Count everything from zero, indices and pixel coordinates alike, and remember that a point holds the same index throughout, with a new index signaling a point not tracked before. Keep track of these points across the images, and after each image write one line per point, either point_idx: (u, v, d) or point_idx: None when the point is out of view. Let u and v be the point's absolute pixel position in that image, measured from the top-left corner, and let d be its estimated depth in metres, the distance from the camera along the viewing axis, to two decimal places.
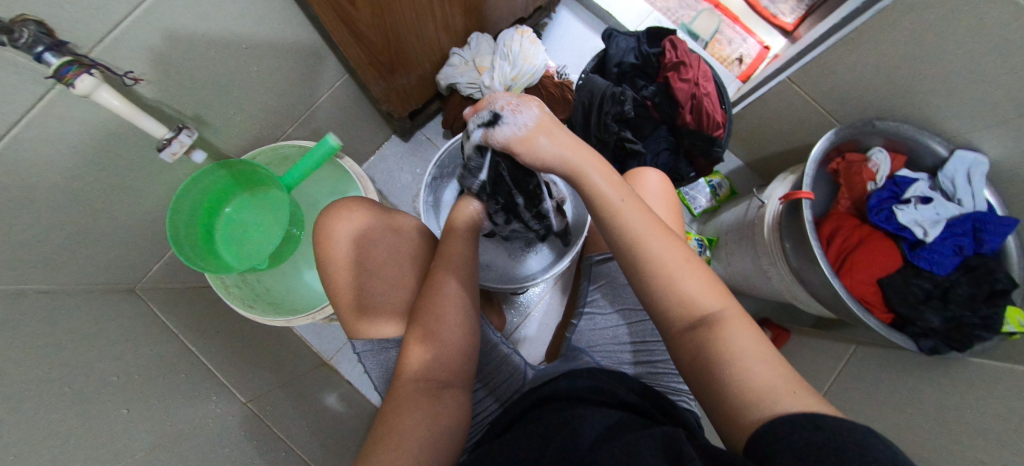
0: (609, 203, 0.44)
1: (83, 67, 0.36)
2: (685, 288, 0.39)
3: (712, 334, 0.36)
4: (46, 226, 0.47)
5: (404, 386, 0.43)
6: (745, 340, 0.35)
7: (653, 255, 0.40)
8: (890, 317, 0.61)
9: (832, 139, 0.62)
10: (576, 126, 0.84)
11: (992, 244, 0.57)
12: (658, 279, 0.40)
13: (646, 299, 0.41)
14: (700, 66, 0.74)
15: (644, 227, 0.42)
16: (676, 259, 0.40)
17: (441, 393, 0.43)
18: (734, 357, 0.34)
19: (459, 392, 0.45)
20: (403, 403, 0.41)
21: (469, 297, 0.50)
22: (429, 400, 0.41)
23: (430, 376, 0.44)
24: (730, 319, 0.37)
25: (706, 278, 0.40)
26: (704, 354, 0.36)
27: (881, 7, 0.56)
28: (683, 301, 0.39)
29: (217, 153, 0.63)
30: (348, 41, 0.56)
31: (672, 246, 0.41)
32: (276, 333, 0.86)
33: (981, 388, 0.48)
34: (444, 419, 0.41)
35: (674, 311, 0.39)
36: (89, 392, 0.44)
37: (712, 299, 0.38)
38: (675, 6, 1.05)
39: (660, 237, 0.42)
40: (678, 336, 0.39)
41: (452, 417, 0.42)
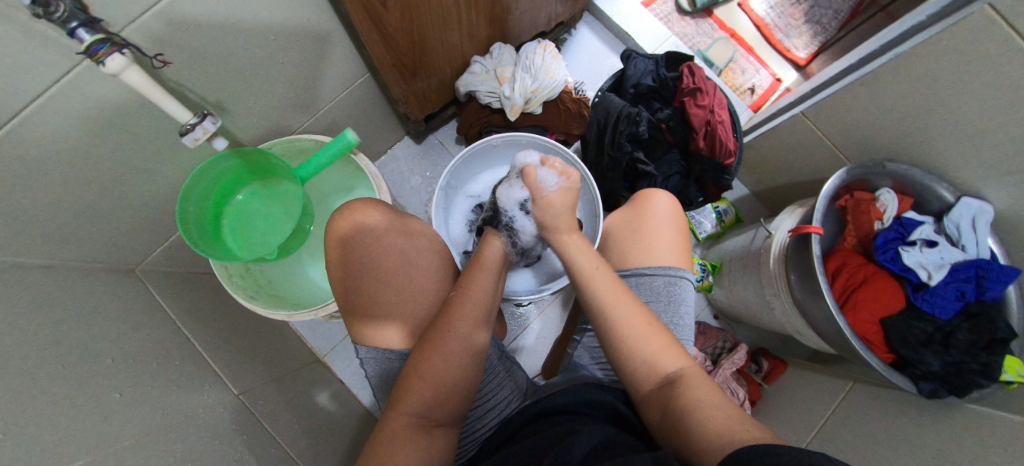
0: (583, 271, 0.51)
1: (115, 46, 0.35)
2: (645, 350, 0.43)
3: (676, 390, 0.40)
4: (53, 200, 0.46)
5: (398, 420, 0.42)
6: (702, 392, 0.38)
7: (617, 320, 0.45)
8: (892, 357, 0.62)
9: (843, 176, 0.63)
10: (589, 143, 0.85)
11: (994, 292, 0.58)
12: (623, 343, 0.44)
13: (615, 364, 0.45)
14: (717, 94, 0.75)
15: (611, 293, 0.48)
16: (637, 323, 0.45)
17: (431, 430, 0.42)
18: (695, 406, 0.37)
19: (449, 426, 0.44)
20: (395, 428, 0.41)
21: (474, 325, 0.49)
22: (420, 432, 0.41)
23: (424, 413, 0.43)
24: (693, 378, 0.41)
25: (669, 342, 0.44)
26: (671, 407, 0.38)
27: (898, 53, 0.57)
28: (647, 361, 0.43)
29: (233, 140, 0.63)
30: (375, 43, 0.56)
31: (636, 310, 0.46)
32: (271, 326, 0.85)
33: (978, 437, 0.48)
34: (432, 454, 0.40)
35: (642, 373, 0.43)
36: (79, 374, 0.42)
37: (674, 360, 0.43)
38: (692, 32, 1.07)
39: (627, 302, 0.47)
40: (648, 396, 0.42)
41: (439, 450, 0.41)
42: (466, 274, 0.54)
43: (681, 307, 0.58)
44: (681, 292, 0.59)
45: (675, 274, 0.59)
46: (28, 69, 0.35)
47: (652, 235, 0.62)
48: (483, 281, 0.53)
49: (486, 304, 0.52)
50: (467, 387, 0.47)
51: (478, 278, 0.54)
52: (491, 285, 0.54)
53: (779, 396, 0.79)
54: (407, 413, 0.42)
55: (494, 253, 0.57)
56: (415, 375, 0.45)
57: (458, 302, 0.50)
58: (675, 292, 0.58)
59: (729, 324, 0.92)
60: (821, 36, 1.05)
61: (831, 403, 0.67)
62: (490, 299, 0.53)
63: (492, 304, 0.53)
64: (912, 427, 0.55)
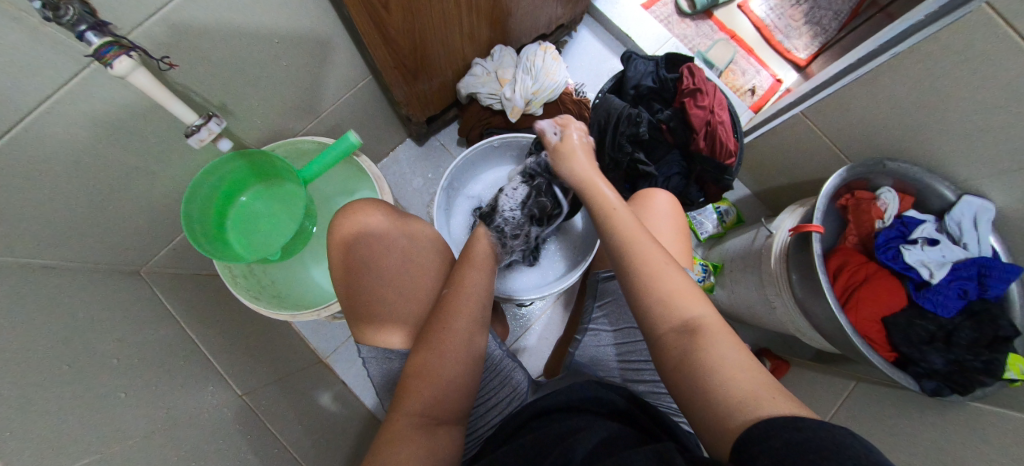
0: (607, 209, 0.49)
1: (123, 48, 0.36)
2: (665, 290, 0.41)
3: (697, 337, 0.37)
4: (61, 201, 0.47)
5: (399, 421, 0.42)
6: (723, 344, 0.36)
7: (639, 256, 0.44)
8: (894, 356, 0.62)
9: (843, 175, 0.63)
10: (590, 144, 0.85)
11: (996, 290, 0.58)
12: (643, 278, 0.42)
13: (633, 305, 0.43)
14: (717, 94, 0.76)
15: (637, 233, 0.46)
16: (659, 261, 0.43)
17: (435, 429, 0.42)
18: (717, 362, 0.35)
19: (452, 424, 0.44)
20: (398, 429, 0.41)
21: (472, 324, 0.50)
22: (423, 431, 0.41)
23: (426, 412, 0.43)
24: (713, 325, 0.38)
25: (691, 288, 0.42)
26: (688, 358, 0.37)
27: (897, 52, 0.58)
28: (667, 302, 0.41)
29: (237, 142, 0.64)
30: (377, 46, 0.57)
31: (659, 253, 0.44)
32: (274, 327, 0.85)
33: (983, 435, 0.48)
34: (437, 450, 0.40)
35: (660, 313, 0.41)
36: (84, 373, 0.43)
37: (695, 305, 0.40)
38: (692, 34, 1.07)
39: (651, 245, 0.45)
40: (663, 339, 0.40)
41: (444, 449, 0.41)
42: (459, 269, 0.55)
43: None
44: None
45: None
46: (37, 71, 0.36)
47: (651, 233, 0.62)
48: (476, 276, 0.54)
49: (481, 300, 0.52)
50: (468, 386, 0.47)
51: (472, 274, 0.54)
52: (485, 282, 0.54)
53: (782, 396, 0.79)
54: (407, 414, 0.42)
55: (482, 246, 0.58)
56: (416, 374, 0.45)
57: (455, 299, 0.51)
58: None
59: (731, 325, 0.92)
60: (821, 37, 1.05)
61: (835, 403, 0.66)
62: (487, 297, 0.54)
63: (489, 299, 0.54)
64: (916, 426, 0.54)
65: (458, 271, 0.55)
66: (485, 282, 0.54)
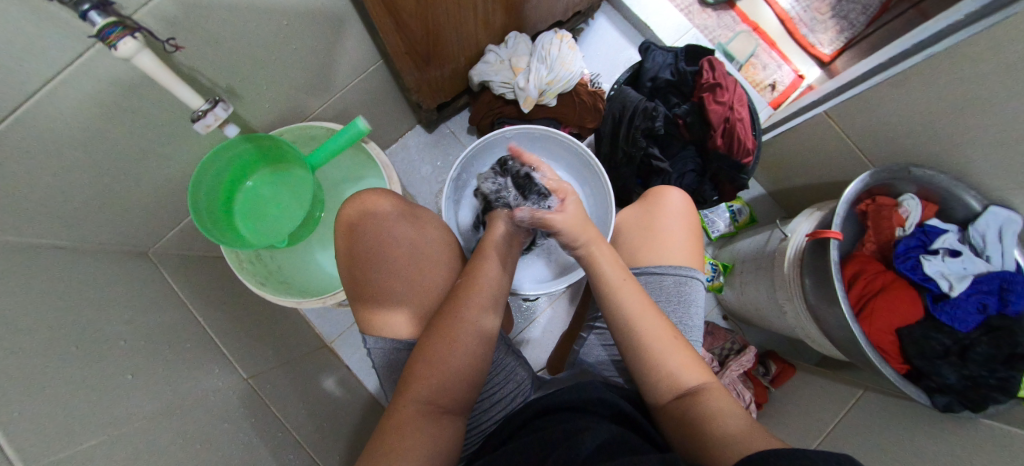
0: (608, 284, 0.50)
1: (127, 29, 0.35)
2: (667, 362, 0.44)
3: (702, 405, 0.41)
4: (68, 181, 0.46)
5: (406, 409, 0.42)
6: (722, 405, 0.40)
7: (641, 332, 0.46)
8: (906, 368, 0.62)
9: (866, 181, 0.61)
10: (603, 137, 0.83)
11: (1018, 306, 0.58)
12: (645, 352, 0.45)
13: (637, 374, 0.45)
14: (737, 90, 0.73)
15: (642, 306, 0.47)
16: (662, 336, 0.45)
17: (440, 418, 0.42)
18: (715, 419, 0.38)
19: (456, 414, 0.44)
20: (404, 418, 0.41)
21: (486, 316, 0.49)
22: (430, 421, 0.41)
23: (433, 401, 0.43)
24: (712, 390, 0.42)
25: (691, 354, 0.45)
26: (690, 420, 0.40)
27: (933, 53, 0.54)
28: (669, 374, 0.43)
29: (244, 126, 0.63)
30: (388, 30, 0.55)
31: (665, 325, 0.46)
32: (281, 311, 0.86)
33: (991, 453, 0.48)
34: (441, 445, 0.40)
35: (662, 385, 0.43)
36: (93, 355, 0.43)
37: (697, 373, 0.44)
38: (713, 25, 1.03)
39: (656, 318, 0.47)
40: (667, 407, 0.43)
41: (447, 439, 0.41)
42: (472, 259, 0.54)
43: (690, 307, 0.57)
44: (691, 293, 0.58)
45: (686, 274, 0.58)
46: (41, 51, 0.35)
47: (663, 233, 0.61)
48: (489, 267, 0.52)
49: (495, 293, 0.51)
50: (476, 380, 0.46)
51: (488, 266, 0.52)
52: (500, 275, 0.53)
53: (786, 399, 0.79)
54: (414, 401, 0.42)
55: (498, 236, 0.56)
56: (422, 363, 0.45)
57: (466, 292, 0.50)
58: (686, 293, 0.58)
59: (737, 325, 0.91)
60: (847, 32, 1.01)
61: (839, 409, 0.66)
62: (500, 289, 0.52)
63: (503, 293, 0.53)
64: (922, 438, 0.54)
65: (473, 264, 0.53)
66: (500, 274, 0.53)
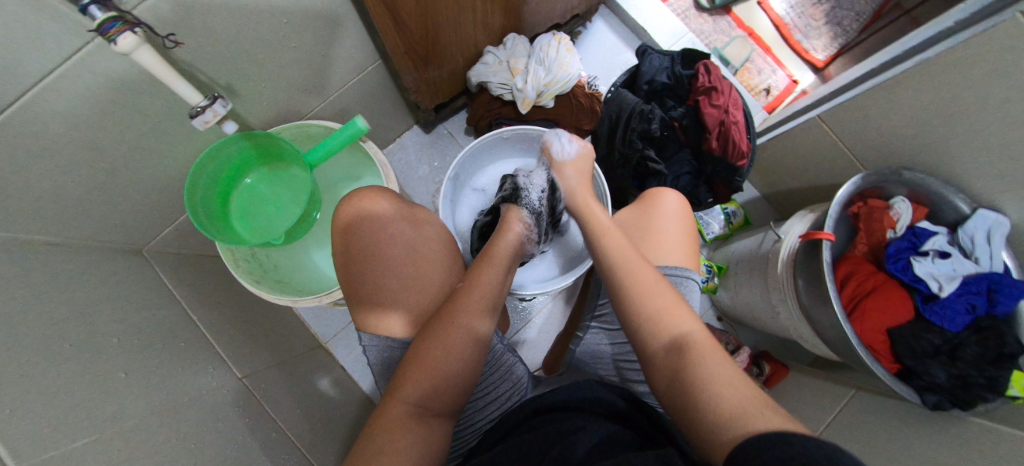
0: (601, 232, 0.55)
1: (127, 24, 0.35)
2: (651, 310, 0.44)
3: (683, 356, 0.39)
4: (63, 177, 0.46)
5: (394, 407, 0.41)
6: (711, 359, 0.38)
7: (630, 278, 0.48)
8: (897, 367, 0.62)
9: (858, 183, 0.62)
10: (600, 139, 0.84)
11: (1005, 307, 0.58)
12: (633, 300, 0.46)
13: (627, 324, 0.46)
14: (732, 94, 0.74)
15: (629, 258, 0.50)
16: (650, 283, 0.47)
17: (428, 420, 0.42)
18: (705, 374, 0.36)
19: (448, 416, 0.44)
20: (392, 418, 0.40)
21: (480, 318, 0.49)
22: (418, 422, 0.41)
23: (422, 402, 0.42)
24: (702, 343, 0.40)
25: (681, 307, 0.44)
26: (679, 374, 0.38)
27: (924, 58, 0.56)
28: (655, 324, 0.43)
29: (242, 124, 0.63)
30: (388, 29, 0.56)
31: (652, 276, 0.48)
32: (275, 310, 0.85)
33: (980, 451, 0.48)
34: (430, 444, 0.40)
35: (651, 334, 0.43)
36: (85, 352, 0.43)
37: (685, 325, 0.43)
38: (709, 30, 1.05)
39: (640, 267, 0.49)
40: (656, 359, 0.41)
41: (437, 440, 0.41)
42: (477, 263, 0.55)
43: None
44: (687, 293, 0.58)
45: (682, 274, 0.58)
46: (38, 45, 0.35)
47: (659, 234, 0.62)
48: (492, 276, 0.53)
49: (492, 299, 0.51)
50: (469, 382, 0.46)
51: (488, 271, 0.53)
52: (499, 282, 0.53)
53: (779, 399, 0.79)
54: (404, 402, 0.42)
55: (508, 243, 0.58)
56: (415, 363, 0.44)
57: (465, 296, 0.50)
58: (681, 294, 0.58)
59: (732, 327, 0.92)
60: (841, 38, 1.02)
61: (832, 410, 0.67)
62: (496, 295, 0.52)
63: (498, 300, 0.53)
64: (912, 438, 0.55)
65: (476, 267, 0.54)
66: (500, 282, 0.54)
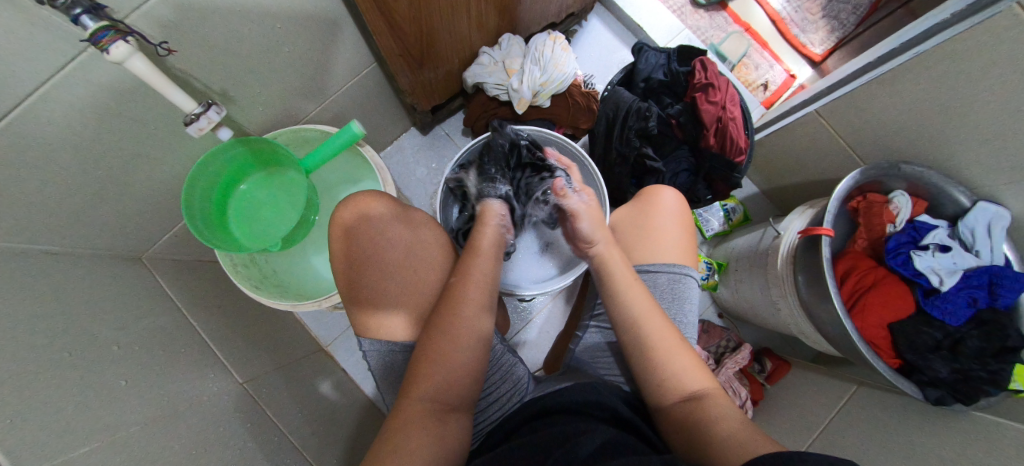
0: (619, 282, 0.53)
1: (120, 33, 0.35)
2: (672, 366, 0.46)
3: (698, 403, 0.42)
4: (61, 187, 0.46)
5: (410, 406, 0.41)
6: (727, 411, 0.41)
7: (650, 332, 0.48)
8: (899, 362, 0.62)
9: (857, 178, 0.61)
10: (597, 137, 0.83)
11: (1007, 300, 0.57)
12: (654, 354, 0.47)
13: (641, 377, 0.47)
14: (729, 90, 0.74)
15: (648, 308, 0.50)
16: (667, 338, 0.48)
17: (446, 415, 0.42)
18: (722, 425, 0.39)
19: (460, 410, 0.44)
20: (410, 416, 0.40)
21: (480, 316, 0.49)
22: (435, 416, 0.41)
23: (438, 398, 0.43)
24: (714, 397, 0.43)
25: (693, 361, 0.47)
26: (693, 422, 0.41)
27: (920, 51, 0.55)
28: (674, 376, 0.45)
29: (238, 129, 0.63)
30: (382, 32, 0.56)
31: (669, 331, 0.48)
32: (276, 315, 0.85)
33: (983, 446, 0.48)
34: (449, 441, 0.40)
35: (667, 386, 0.45)
36: (88, 360, 0.43)
37: (699, 379, 0.45)
38: (706, 26, 1.04)
39: (658, 321, 0.49)
40: (668, 408, 0.44)
41: (454, 436, 0.41)
42: (464, 259, 0.54)
43: (686, 305, 0.57)
44: (686, 290, 0.58)
45: (681, 271, 0.59)
46: (33, 55, 0.35)
47: (658, 232, 0.62)
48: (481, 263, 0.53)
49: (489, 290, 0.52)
50: (474, 380, 0.46)
51: (479, 262, 0.53)
52: (490, 271, 0.53)
53: (781, 396, 0.79)
54: (420, 400, 0.42)
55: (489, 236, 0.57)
56: (423, 364, 0.44)
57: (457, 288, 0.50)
58: (680, 291, 0.58)
59: (733, 324, 0.91)
60: (838, 32, 1.01)
61: (834, 406, 0.67)
62: (492, 283, 0.53)
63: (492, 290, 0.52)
64: (917, 433, 0.55)
65: (463, 260, 0.54)
66: (490, 271, 0.54)
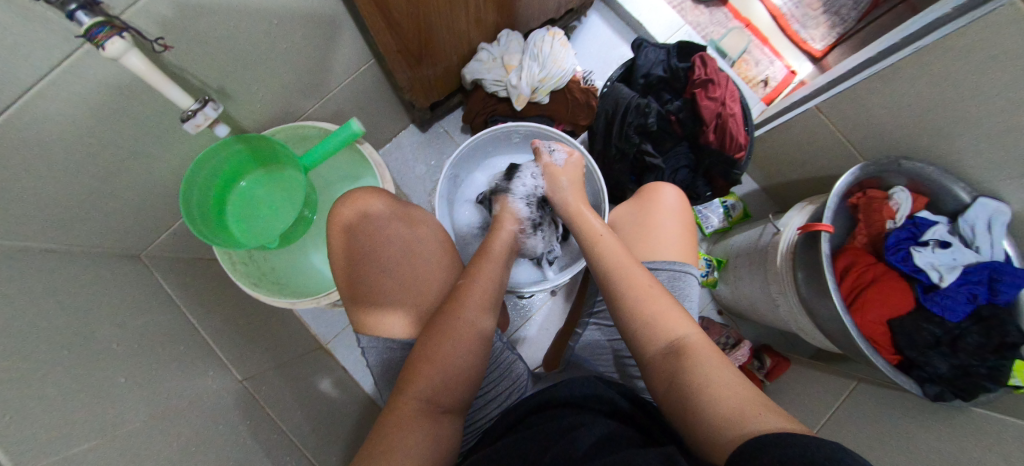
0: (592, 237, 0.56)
1: (115, 29, 0.34)
2: (650, 313, 0.45)
3: (682, 356, 0.40)
4: (58, 185, 0.46)
5: (407, 405, 0.41)
6: (709, 360, 0.39)
7: (624, 279, 0.49)
8: (898, 358, 0.62)
9: (857, 174, 0.61)
10: (597, 133, 0.83)
11: (1007, 296, 0.57)
12: (629, 302, 0.46)
13: (623, 327, 0.46)
14: (729, 86, 0.73)
15: (622, 262, 0.51)
16: (641, 285, 0.47)
17: (439, 416, 0.42)
18: (701, 374, 0.37)
19: (456, 410, 0.44)
20: (404, 413, 0.40)
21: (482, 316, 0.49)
22: (429, 416, 0.41)
23: (432, 398, 0.42)
24: (700, 344, 0.41)
25: (675, 310, 0.45)
26: (674, 374, 0.39)
27: (921, 46, 0.55)
28: (653, 326, 0.44)
29: (236, 127, 0.63)
30: (380, 28, 0.55)
31: (643, 276, 0.49)
32: (276, 312, 0.86)
33: (982, 442, 0.48)
34: (441, 440, 0.40)
35: (646, 337, 0.44)
36: (86, 358, 0.43)
37: (683, 326, 0.43)
38: (706, 21, 1.04)
39: (634, 269, 0.50)
40: (651, 360, 0.42)
41: (447, 436, 0.41)
42: (473, 263, 0.55)
43: (686, 302, 0.57)
44: (686, 287, 0.58)
45: (681, 269, 0.58)
46: (29, 52, 0.35)
47: (657, 228, 0.61)
48: (490, 268, 0.54)
49: (494, 293, 0.52)
50: (470, 379, 0.46)
51: (488, 267, 0.54)
52: (499, 276, 0.55)
53: (780, 393, 0.79)
54: (414, 398, 0.42)
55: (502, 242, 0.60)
56: (420, 363, 0.44)
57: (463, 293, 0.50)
58: (679, 288, 0.58)
59: (733, 320, 0.91)
60: (839, 27, 1.01)
61: (833, 402, 0.67)
62: (498, 289, 0.53)
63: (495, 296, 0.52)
64: (916, 429, 0.54)
65: (473, 263, 0.55)
66: (500, 274, 0.55)
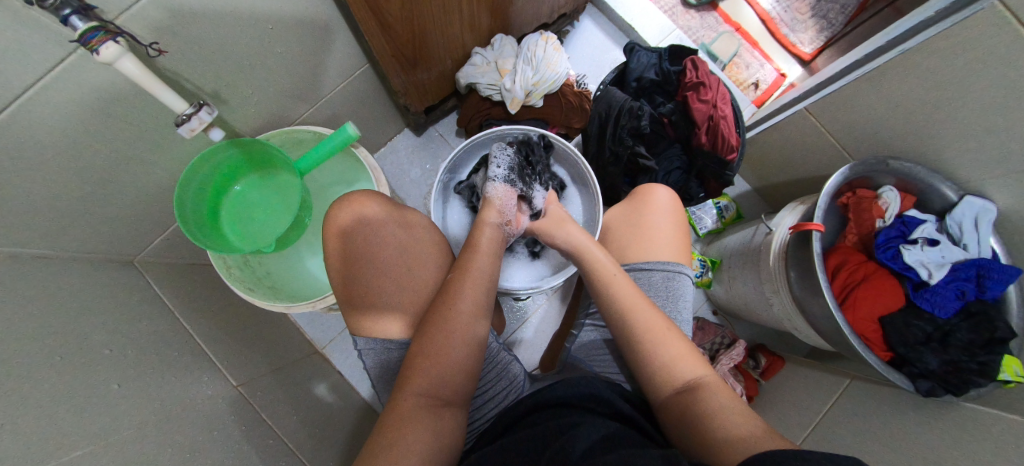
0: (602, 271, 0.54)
1: (109, 34, 0.35)
2: (664, 354, 0.45)
3: (696, 396, 0.41)
4: (51, 190, 0.46)
5: (407, 402, 0.41)
6: (723, 399, 0.39)
7: (639, 321, 0.48)
8: (890, 355, 0.63)
9: (846, 174, 0.62)
10: (591, 136, 0.84)
11: (994, 292, 0.58)
12: (642, 344, 0.46)
13: (637, 369, 0.46)
14: (720, 88, 0.74)
15: (633, 300, 0.50)
16: (657, 327, 0.47)
17: (441, 410, 0.42)
18: (716, 413, 0.38)
19: (456, 407, 0.44)
20: (405, 411, 0.40)
21: (477, 316, 0.49)
22: (429, 412, 0.41)
23: (432, 393, 0.43)
24: (713, 384, 0.42)
25: (687, 349, 0.46)
26: (689, 412, 0.39)
27: (906, 48, 0.56)
28: (667, 366, 0.44)
29: (231, 131, 0.63)
30: (374, 33, 0.56)
31: (656, 316, 0.48)
32: (270, 317, 0.85)
33: (974, 437, 0.49)
34: (441, 437, 0.40)
35: (661, 379, 0.44)
36: (80, 363, 0.43)
37: (695, 367, 0.44)
38: (697, 26, 1.06)
39: (645, 309, 0.49)
40: (665, 402, 0.43)
41: (450, 431, 0.41)
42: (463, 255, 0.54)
43: (680, 302, 0.58)
44: (680, 288, 0.59)
45: (675, 269, 0.59)
46: (23, 56, 0.35)
47: (651, 228, 0.62)
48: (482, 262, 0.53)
49: (487, 286, 0.51)
50: (467, 380, 0.46)
51: (479, 261, 0.53)
52: (490, 269, 0.53)
53: (776, 391, 0.80)
54: (413, 394, 0.42)
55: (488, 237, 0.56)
56: (417, 364, 0.44)
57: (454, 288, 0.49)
58: (673, 288, 0.58)
59: (728, 320, 0.92)
60: (826, 31, 1.03)
61: (828, 400, 0.67)
62: (490, 282, 0.52)
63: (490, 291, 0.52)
64: (911, 425, 0.55)
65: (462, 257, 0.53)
66: (491, 268, 0.53)
